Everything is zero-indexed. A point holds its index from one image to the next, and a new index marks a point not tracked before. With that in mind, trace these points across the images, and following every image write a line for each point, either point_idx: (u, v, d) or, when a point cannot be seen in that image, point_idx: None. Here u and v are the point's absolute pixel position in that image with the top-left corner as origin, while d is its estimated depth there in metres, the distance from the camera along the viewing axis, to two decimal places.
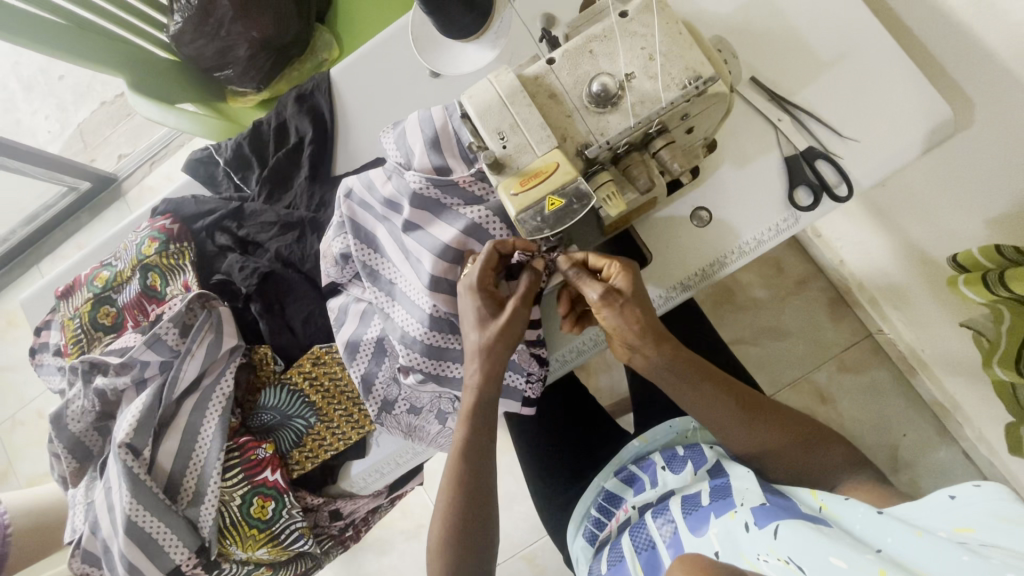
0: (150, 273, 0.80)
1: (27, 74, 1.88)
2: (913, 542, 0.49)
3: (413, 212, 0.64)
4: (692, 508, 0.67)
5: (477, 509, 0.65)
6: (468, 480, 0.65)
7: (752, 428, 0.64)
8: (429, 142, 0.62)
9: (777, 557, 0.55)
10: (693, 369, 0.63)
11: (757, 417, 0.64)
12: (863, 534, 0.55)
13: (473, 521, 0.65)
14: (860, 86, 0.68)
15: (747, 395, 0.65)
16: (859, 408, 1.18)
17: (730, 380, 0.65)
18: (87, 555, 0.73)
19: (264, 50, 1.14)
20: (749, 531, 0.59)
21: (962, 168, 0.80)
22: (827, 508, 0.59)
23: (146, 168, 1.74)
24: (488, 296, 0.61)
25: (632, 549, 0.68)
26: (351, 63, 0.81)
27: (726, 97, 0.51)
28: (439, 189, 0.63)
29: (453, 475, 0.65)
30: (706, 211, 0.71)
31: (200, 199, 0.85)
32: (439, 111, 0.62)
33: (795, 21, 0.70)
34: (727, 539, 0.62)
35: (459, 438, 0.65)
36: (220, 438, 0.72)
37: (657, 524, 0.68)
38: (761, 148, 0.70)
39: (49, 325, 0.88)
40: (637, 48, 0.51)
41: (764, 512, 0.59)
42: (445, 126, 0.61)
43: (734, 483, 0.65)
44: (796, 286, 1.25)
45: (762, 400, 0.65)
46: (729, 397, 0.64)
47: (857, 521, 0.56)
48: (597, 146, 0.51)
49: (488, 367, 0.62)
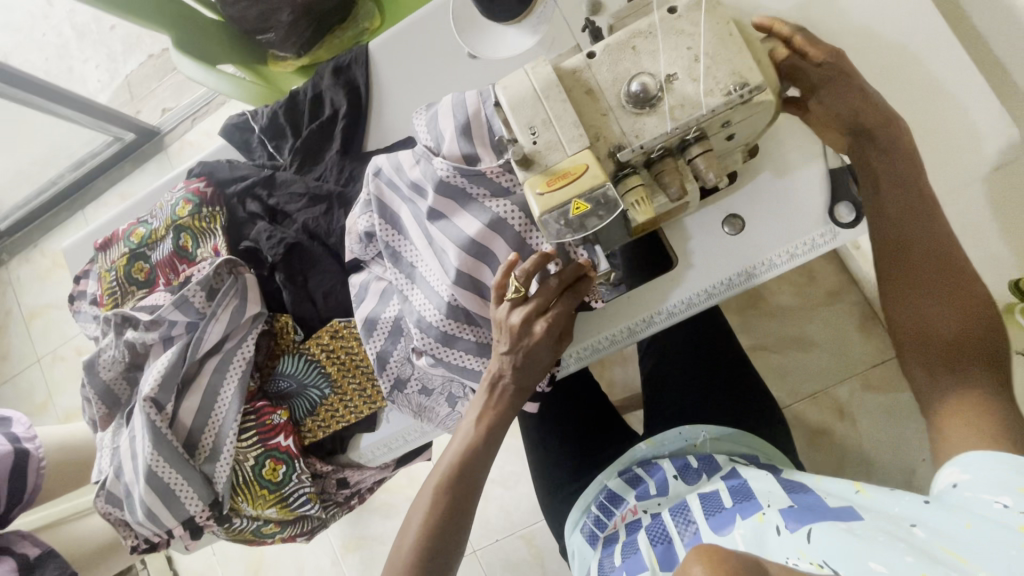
0: (182, 234, 0.82)
1: (80, 22, 1.91)
2: (957, 532, 0.45)
3: (440, 201, 0.64)
4: (715, 509, 0.64)
5: (469, 483, 0.66)
6: (474, 474, 0.67)
7: (937, 378, 0.57)
8: (462, 133, 0.61)
9: (810, 561, 0.51)
10: (889, 243, 0.61)
11: (957, 367, 0.56)
12: (899, 515, 0.51)
13: (466, 492, 0.66)
14: (923, 97, 0.63)
15: (968, 329, 0.56)
16: (878, 428, 1.12)
17: (966, 286, 0.57)
18: (109, 496, 0.78)
19: (307, 16, 1.11)
20: (780, 534, 0.55)
21: (1006, 202, 0.74)
22: (864, 492, 0.56)
23: (188, 124, 1.76)
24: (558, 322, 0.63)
25: (648, 542, 0.66)
26: (389, 37, 0.80)
27: (770, 105, 0.49)
28: (467, 178, 0.62)
29: (459, 456, 0.67)
30: (739, 219, 0.67)
31: (235, 165, 0.87)
32: (473, 96, 0.60)
33: (858, 23, 0.65)
34: (754, 540, 0.57)
35: (477, 429, 0.67)
36: (238, 401, 0.75)
37: (677, 523, 0.66)
38: (808, 155, 0.66)
39: (88, 274, 0.92)
40: (682, 48, 0.48)
41: (792, 514, 0.56)
42: (476, 113, 0.60)
43: (754, 485, 0.64)
44: (827, 296, 1.18)
45: (987, 336, 0.56)
46: (936, 327, 0.57)
47: (895, 504, 0.52)
48: (630, 150, 0.49)
49: (528, 376, 0.65)
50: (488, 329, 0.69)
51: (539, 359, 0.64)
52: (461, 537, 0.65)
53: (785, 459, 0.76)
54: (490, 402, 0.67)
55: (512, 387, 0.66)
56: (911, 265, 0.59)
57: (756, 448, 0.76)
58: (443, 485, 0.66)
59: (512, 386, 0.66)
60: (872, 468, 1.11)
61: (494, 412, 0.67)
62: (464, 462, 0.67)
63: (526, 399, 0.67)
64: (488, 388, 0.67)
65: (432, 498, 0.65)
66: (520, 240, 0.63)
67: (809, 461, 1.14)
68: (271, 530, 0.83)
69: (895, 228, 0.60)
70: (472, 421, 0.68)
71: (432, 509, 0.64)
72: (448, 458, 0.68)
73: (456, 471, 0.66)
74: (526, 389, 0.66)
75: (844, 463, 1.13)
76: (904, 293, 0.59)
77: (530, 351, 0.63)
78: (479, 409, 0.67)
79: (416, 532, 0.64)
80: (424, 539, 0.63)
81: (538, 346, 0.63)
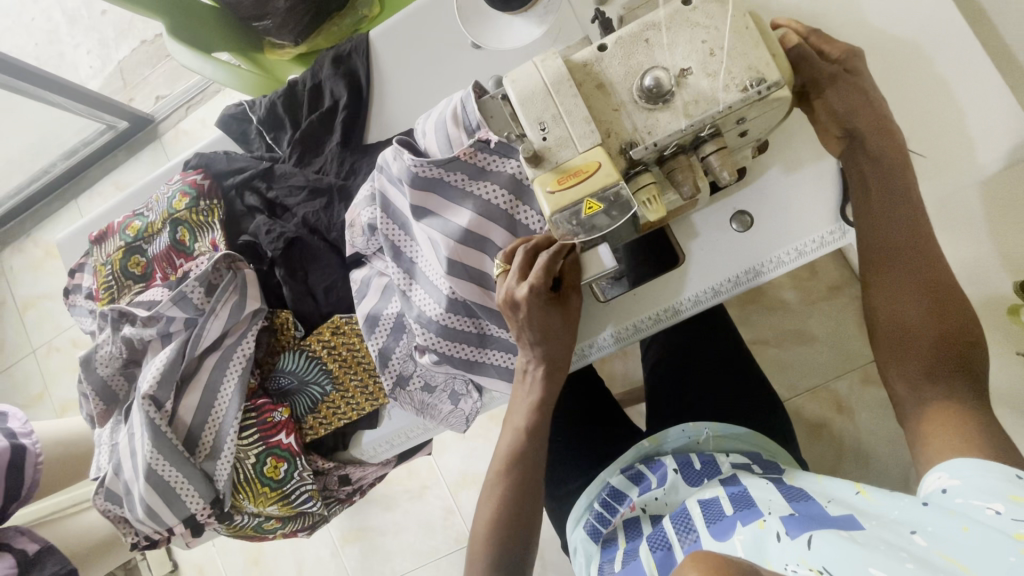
0: (179, 227, 0.80)
1: (70, 6, 1.86)
2: (955, 536, 0.46)
3: (418, 195, 0.63)
4: (716, 517, 0.62)
5: (529, 473, 0.66)
6: (529, 461, 0.67)
7: (919, 386, 0.57)
8: (439, 131, 0.64)
9: (808, 568, 0.49)
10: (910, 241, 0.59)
11: (936, 375, 0.56)
12: (898, 519, 0.51)
13: (530, 478, 0.67)
14: (936, 92, 0.62)
15: (945, 331, 0.57)
16: (877, 422, 1.12)
17: (944, 289, 0.58)
18: (109, 494, 0.78)
19: (304, 4, 1.07)
20: (779, 541, 0.53)
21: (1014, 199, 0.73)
22: (866, 494, 0.56)
23: (182, 112, 1.73)
24: (546, 294, 0.60)
25: (647, 549, 0.65)
26: (391, 26, 0.78)
27: (786, 103, 0.48)
28: (441, 168, 0.62)
29: (509, 448, 0.67)
30: (749, 215, 0.66)
31: (233, 157, 0.85)
32: (459, 94, 0.63)
33: (871, 15, 0.63)
34: (754, 546, 0.55)
35: (521, 418, 0.67)
36: (239, 399, 0.74)
37: (676, 527, 0.64)
38: (819, 150, 0.64)
39: (83, 268, 0.90)
40: (698, 42, 0.47)
41: (795, 522, 0.54)
42: (452, 111, 0.63)
43: (755, 494, 0.62)
44: (829, 291, 1.18)
45: (963, 341, 0.56)
46: (916, 325, 0.58)
47: (893, 507, 0.52)
48: (643, 147, 0.48)
49: (556, 359, 0.64)
50: (489, 321, 0.68)
51: (548, 327, 0.62)
52: (531, 524, 0.66)
53: (789, 457, 0.76)
54: (531, 385, 0.67)
55: (541, 370, 0.65)
56: (896, 265, 0.59)
57: (761, 447, 0.75)
58: (500, 479, 0.67)
59: (545, 365, 0.65)
60: (870, 461, 1.11)
61: (536, 393, 0.66)
62: (516, 455, 0.67)
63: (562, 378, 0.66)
64: (521, 375, 0.67)
65: (497, 490, 0.67)
66: (507, 220, 0.64)
67: (808, 456, 1.15)
68: (272, 526, 0.83)
69: (903, 222, 0.59)
70: (515, 412, 0.68)
71: (500, 500, 0.66)
72: (501, 450, 0.68)
73: (506, 463, 0.67)
74: (559, 369, 0.65)
75: (841, 457, 1.13)
76: (894, 289, 0.59)
77: (533, 324, 0.61)
78: (521, 397, 0.67)
79: (487, 518, 0.66)
80: (497, 527, 0.65)
81: (532, 315, 0.61)
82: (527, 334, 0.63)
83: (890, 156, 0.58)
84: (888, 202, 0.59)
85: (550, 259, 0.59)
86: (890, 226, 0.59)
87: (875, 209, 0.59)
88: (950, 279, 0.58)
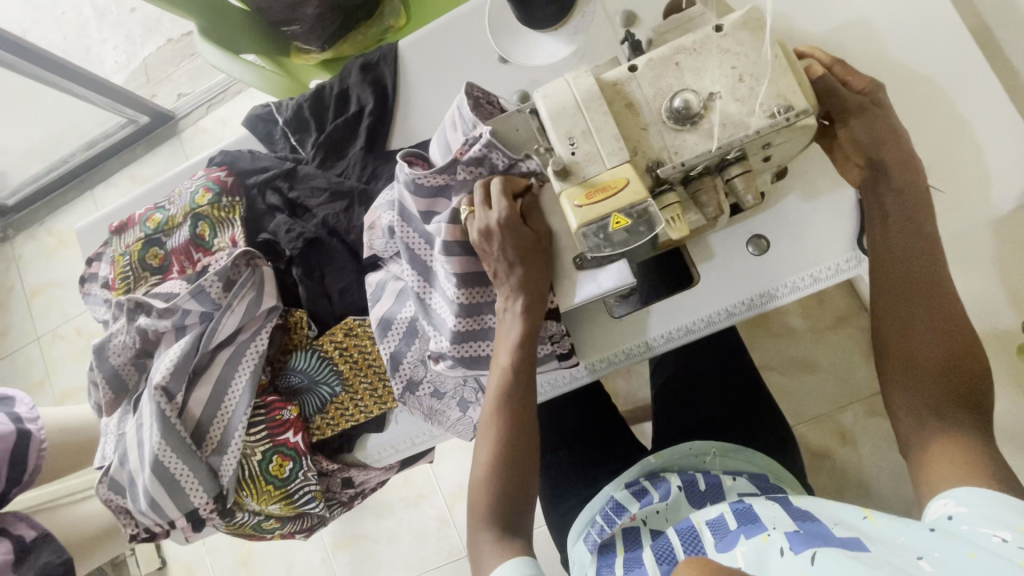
0: (200, 222, 0.82)
1: (101, 3, 1.90)
2: (963, 561, 0.44)
3: (427, 202, 0.66)
4: (722, 534, 0.60)
5: (521, 412, 0.63)
6: (520, 398, 0.63)
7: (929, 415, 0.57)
8: (441, 138, 0.67)
9: None
10: (928, 269, 0.59)
11: (944, 408, 0.56)
12: (905, 544, 0.48)
13: (523, 416, 0.64)
14: (955, 130, 0.63)
15: (959, 362, 0.57)
16: (881, 455, 1.12)
17: (959, 322, 0.58)
18: (112, 484, 0.78)
19: (332, 11, 1.09)
20: (783, 557, 0.52)
21: None
22: (873, 519, 0.53)
23: (203, 110, 1.76)
24: (516, 224, 0.61)
25: (653, 560, 0.63)
26: (421, 38, 0.80)
27: (811, 130, 0.49)
28: (443, 174, 0.64)
29: (496, 390, 0.64)
30: (765, 239, 0.67)
31: (257, 155, 0.86)
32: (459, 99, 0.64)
33: (893, 51, 0.64)
34: (756, 560, 0.54)
35: (505, 357, 0.64)
36: (249, 394, 0.75)
37: (682, 538, 0.63)
38: (837, 179, 0.65)
39: (99, 257, 0.90)
40: (728, 68, 0.48)
41: (800, 539, 0.53)
42: (451, 118, 0.64)
43: (761, 511, 0.60)
44: (836, 321, 1.18)
45: (970, 373, 0.57)
46: (927, 357, 0.58)
47: (900, 530, 0.50)
48: (670, 166, 0.49)
49: (534, 290, 0.62)
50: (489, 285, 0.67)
51: (523, 258, 0.61)
52: (530, 468, 0.63)
53: (796, 482, 0.75)
54: (511, 321, 0.63)
55: (520, 304, 0.62)
56: (912, 296, 0.59)
57: (765, 468, 0.75)
58: (493, 421, 0.64)
59: (523, 297, 0.62)
60: (872, 493, 1.11)
61: (516, 328, 0.63)
62: (503, 395, 0.63)
63: (542, 312, 0.63)
64: (501, 312, 0.65)
65: (491, 434, 0.64)
66: None
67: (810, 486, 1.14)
68: (271, 525, 0.82)
69: (922, 253, 0.59)
70: (498, 352, 0.65)
71: (496, 445, 0.63)
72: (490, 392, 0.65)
73: (495, 405, 0.64)
74: (539, 300, 0.63)
75: (843, 487, 1.13)
76: (908, 318, 0.59)
77: (508, 251, 0.61)
78: (503, 334, 0.64)
79: (485, 463, 0.63)
80: (495, 472, 0.62)
81: (506, 245, 0.61)
82: (502, 266, 0.62)
83: (906, 190, 0.59)
84: (900, 234, 0.60)
85: (507, 184, 0.61)
86: (904, 255, 0.59)
87: (890, 237, 0.60)
88: (965, 314, 0.59)
